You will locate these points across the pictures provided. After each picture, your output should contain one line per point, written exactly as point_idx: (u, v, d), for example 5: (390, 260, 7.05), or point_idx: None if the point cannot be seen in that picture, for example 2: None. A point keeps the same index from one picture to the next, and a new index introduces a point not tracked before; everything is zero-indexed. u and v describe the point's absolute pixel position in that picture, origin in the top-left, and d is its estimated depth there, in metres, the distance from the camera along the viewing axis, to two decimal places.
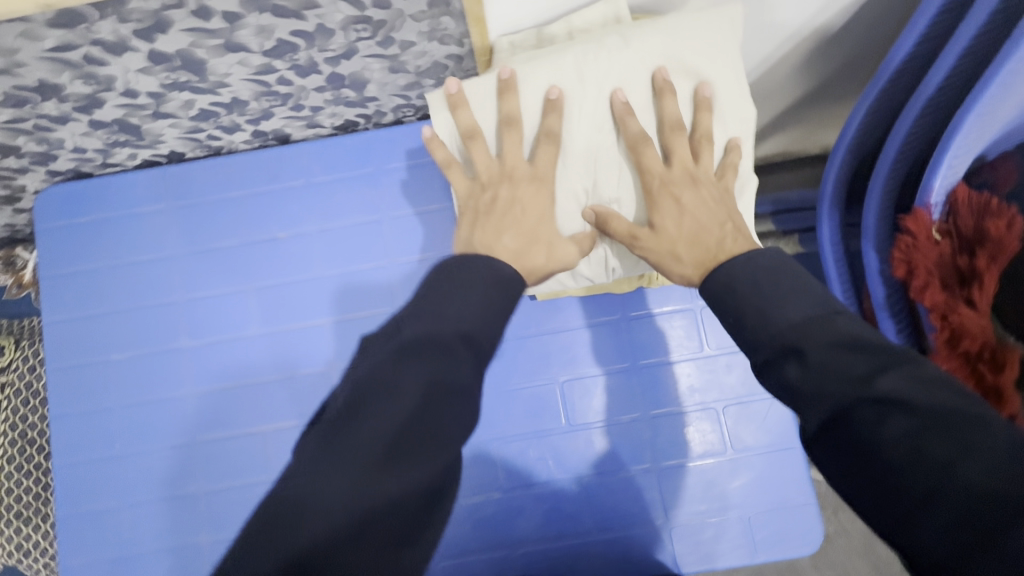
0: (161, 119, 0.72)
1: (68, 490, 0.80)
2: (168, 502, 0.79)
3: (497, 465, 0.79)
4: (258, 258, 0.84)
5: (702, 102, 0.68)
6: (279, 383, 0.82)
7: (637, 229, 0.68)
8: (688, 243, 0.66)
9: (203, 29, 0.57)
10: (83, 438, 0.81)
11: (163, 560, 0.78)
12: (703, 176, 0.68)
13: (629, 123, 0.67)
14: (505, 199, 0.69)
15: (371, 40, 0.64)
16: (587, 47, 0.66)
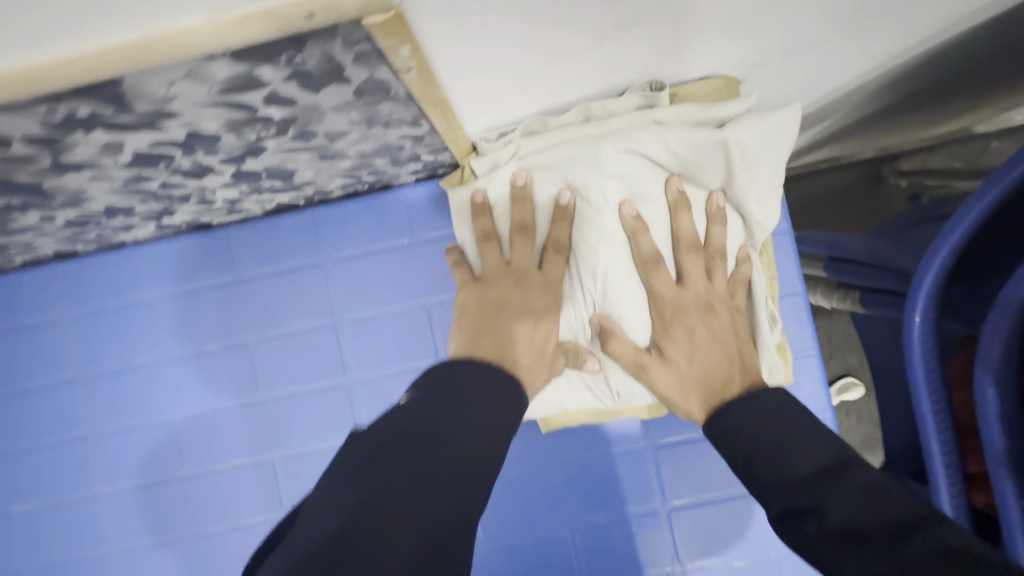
0: (20, 233, 0.53)
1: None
2: None
3: None
4: (185, 377, 0.67)
5: (716, 214, 0.50)
6: (222, 534, 0.66)
7: (643, 358, 0.50)
8: (702, 384, 0.49)
9: (9, 156, 0.37)
10: None
11: None
12: (717, 301, 0.51)
13: (641, 242, 0.49)
14: (525, 304, 0.51)
15: (282, 136, 0.44)
16: (587, 147, 0.48)
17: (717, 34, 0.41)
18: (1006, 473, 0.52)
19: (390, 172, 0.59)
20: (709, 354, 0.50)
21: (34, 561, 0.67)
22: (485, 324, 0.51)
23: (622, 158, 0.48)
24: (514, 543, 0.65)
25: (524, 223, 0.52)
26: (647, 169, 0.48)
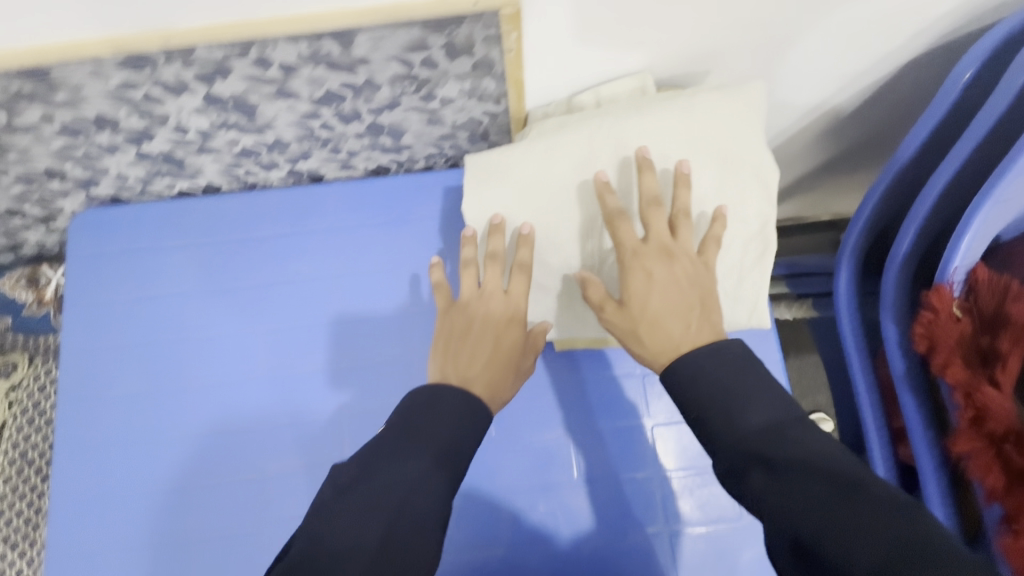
0: (204, 154, 0.75)
1: (64, 518, 0.78)
2: (152, 539, 0.78)
3: (503, 518, 0.77)
4: (282, 292, 0.85)
5: (682, 178, 0.63)
6: (289, 419, 0.81)
7: (609, 300, 0.63)
8: (650, 326, 0.60)
9: (260, 77, 0.61)
10: (92, 464, 0.80)
11: None
12: (677, 251, 0.62)
13: (607, 200, 0.64)
14: (484, 334, 0.65)
15: (416, 95, 0.68)
16: (605, 124, 0.65)
17: (692, 58, 0.67)
18: (906, 388, 0.70)
19: (464, 147, 0.83)
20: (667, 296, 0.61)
21: (133, 428, 0.81)
22: (452, 347, 0.64)
23: (632, 138, 0.65)
24: (526, 445, 0.79)
25: (495, 253, 0.67)
26: (644, 135, 0.64)
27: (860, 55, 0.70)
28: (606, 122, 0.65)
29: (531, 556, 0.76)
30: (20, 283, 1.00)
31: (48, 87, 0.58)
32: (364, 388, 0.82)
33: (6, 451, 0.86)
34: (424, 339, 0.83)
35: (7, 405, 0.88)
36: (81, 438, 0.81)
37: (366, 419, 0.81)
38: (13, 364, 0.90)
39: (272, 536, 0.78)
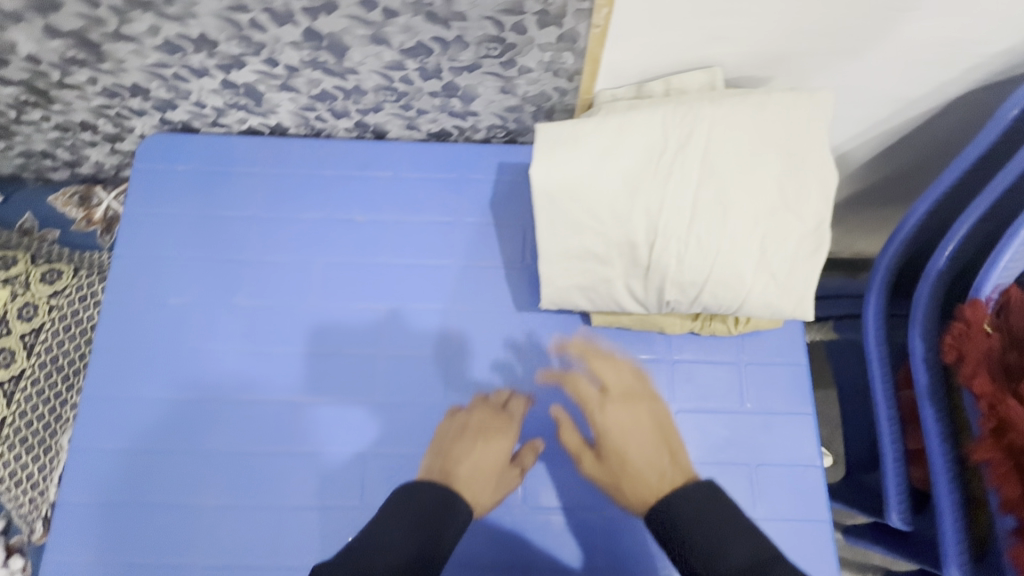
0: (284, 91, 0.79)
1: (87, 423, 0.77)
2: (171, 456, 0.77)
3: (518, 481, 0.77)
4: (333, 236, 0.85)
5: (605, 357, 0.74)
6: (323, 359, 0.81)
7: (584, 452, 0.73)
8: (633, 477, 0.67)
9: (361, 19, 0.65)
10: (124, 374, 0.79)
11: (143, 516, 0.75)
12: (638, 395, 0.72)
13: (579, 385, 0.73)
14: (476, 443, 0.71)
15: (498, 59, 0.72)
16: (680, 107, 0.64)
17: (761, 61, 0.71)
18: (928, 401, 0.72)
19: (526, 123, 0.87)
20: (644, 454, 0.68)
21: (171, 346, 0.80)
22: (453, 460, 0.70)
23: (707, 124, 0.63)
24: (543, 417, 0.78)
25: (498, 405, 0.76)
26: (710, 119, 0.63)
27: (915, 82, 0.74)
28: (682, 105, 0.64)
29: (537, 523, 0.75)
30: (73, 201, 1.04)
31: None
32: (400, 339, 0.82)
33: (37, 354, 0.87)
34: (463, 301, 0.83)
35: (45, 309, 0.89)
36: (114, 346, 0.80)
37: (397, 369, 0.81)
38: (56, 272, 0.92)
39: (289, 471, 0.77)
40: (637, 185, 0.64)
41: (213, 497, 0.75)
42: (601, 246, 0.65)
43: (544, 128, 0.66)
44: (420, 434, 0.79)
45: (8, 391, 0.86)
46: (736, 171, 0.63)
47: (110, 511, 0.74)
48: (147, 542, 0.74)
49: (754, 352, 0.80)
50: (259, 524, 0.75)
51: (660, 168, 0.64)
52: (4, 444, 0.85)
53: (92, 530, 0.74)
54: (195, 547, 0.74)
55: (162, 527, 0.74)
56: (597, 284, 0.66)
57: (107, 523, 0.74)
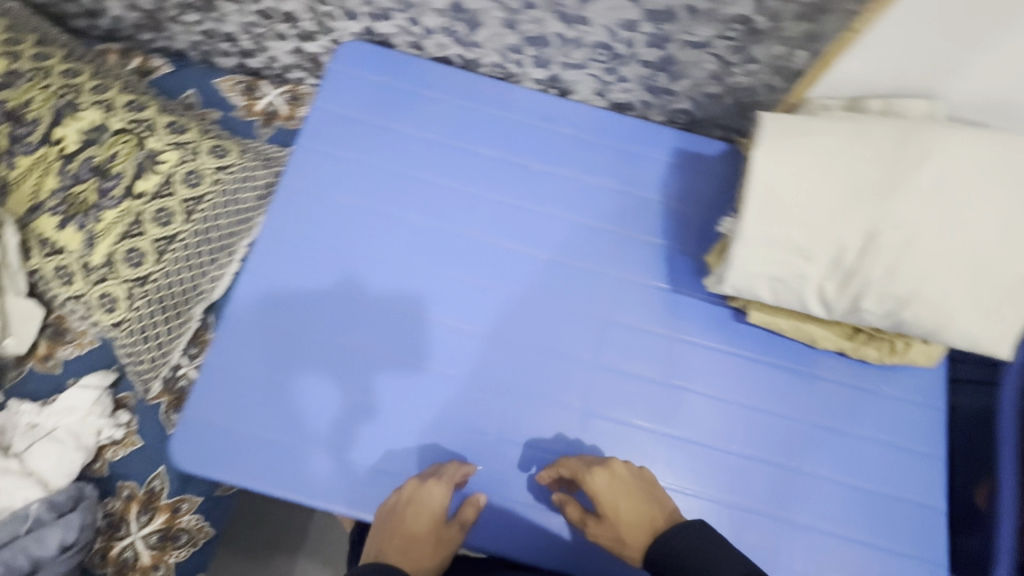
0: (502, 27, 0.81)
1: (248, 302, 0.80)
2: (320, 345, 0.80)
3: (640, 452, 0.79)
4: (506, 176, 0.88)
5: (595, 461, 0.75)
6: (475, 289, 0.83)
7: (588, 517, 0.73)
8: (633, 530, 0.70)
9: None
10: (290, 259, 0.82)
11: (284, 394, 0.78)
12: (619, 466, 0.74)
13: (567, 466, 0.75)
14: (406, 516, 0.71)
15: (730, 42, 0.73)
16: (919, 127, 0.64)
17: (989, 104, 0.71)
18: None
19: (711, 112, 0.88)
20: (632, 511, 0.71)
21: (337, 242, 0.83)
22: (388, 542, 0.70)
23: (950, 148, 0.63)
24: (675, 397, 0.81)
25: (421, 478, 0.73)
26: (950, 145, 0.63)
27: None
28: (924, 125, 0.64)
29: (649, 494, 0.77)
30: (237, 88, 1.06)
31: None
32: (551, 288, 0.84)
33: (194, 221, 0.87)
34: (618, 267, 0.85)
35: (209, 180, 0.89)
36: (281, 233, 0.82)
37: (542, 317, 0.83)
38: (223, 150, 0.92)
39: (425, 386, 0.80)
40: (858, 192, 0.64)
41: (351, 397, 0.78)
42: (810, 240, 0.65)
43: (771, 119, 0.67)
44: (553, 383, 0.81)
45: (158, 249, 0.86)
46: (970, 201, 0.62)
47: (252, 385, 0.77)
48: (284, 419, 0.77)
49: (897, 386, 0.81)
50: (391, 428, 0.77)
51: (892, 179, 0.63)
52: (143, 299, 0.85)
53: (234, 400, 0.77)
54: (330, 437, 0.76)
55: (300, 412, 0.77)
56: (790, 277, 0.67)
57: (249, 393, 0.77)
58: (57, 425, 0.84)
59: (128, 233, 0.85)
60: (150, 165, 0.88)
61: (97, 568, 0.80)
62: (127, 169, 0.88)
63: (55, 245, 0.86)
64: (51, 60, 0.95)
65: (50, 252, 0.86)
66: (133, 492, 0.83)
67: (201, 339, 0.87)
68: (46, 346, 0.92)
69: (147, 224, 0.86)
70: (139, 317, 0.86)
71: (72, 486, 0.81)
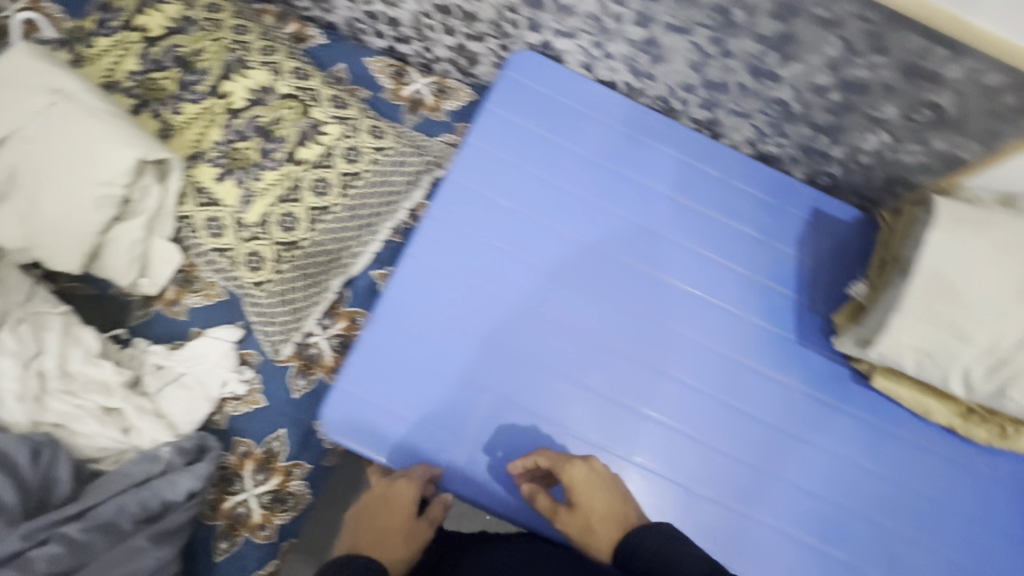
0: (687, 67, 0.84)
1: (403, 281, 0.82)
2: (465, 335, 0.83)
3: (752, 490, 0.83)
4: (653, 206, 0.92)
5: (569, 457, 0.77)
6: (613, 307, 0.88)
7: (559, 506, 0.75)
8: (600, 520, 0.72)
9: (842, 47, 0.70)
10: (448, 248, 0.84)
11: (427, 376, 0.80)
12: (594, 463, 0.76)
13: (538, 458, 0.76)
14: (379, 513, 0.73)
15: (913, 125, 0.76)
16: None
17: None
18: None
19: (855, 179, 0.92)
20: (598, 506, 0.73)
21: (491, 239, 0.86)
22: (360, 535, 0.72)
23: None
24: (788, 443, 0.85)
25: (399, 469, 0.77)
26: None
27: None
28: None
29: (758, 530, 0.81)
30: (386, 71, 1.08)
31: None
32: (681, 318, 0.89)
33: (348, 196, 0.89)
34: (747, 310, 0.89)
35: (367, 159, 0.91)
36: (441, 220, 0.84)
37: (671, 344, 0.88)
38: (380, 131, 0.94)
39: (558, 391, 0.83)
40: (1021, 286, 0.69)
41: (492, 390, 0.81)
42: (972, 324, 0.70)
43: (945, 203, 0.72)
44: (675, 408, 0.85)
45: (311, 218, 0.88)
46: None
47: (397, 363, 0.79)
48: (424, 401, 0.79)
49: (995, 468, 0.85)
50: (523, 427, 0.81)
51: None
52: (289, 264, 0.87)
53: (378, 375, 0.79)
54: (470, 426, 0.80)
55: (439, 398, 0.81)
56: (942, 355, 0.72)
57: (393, 371, 0.80)
58: (185, 373, 0.85)
59: (286, 197, 0.87)
60: (313, 135, 0.90)
61: (208, 519, 0.81)
62: (290, 134, 0.89)
63: (210, 196, 0.87)
64: (221, 13, 0.96)
65: (204, 202, 0.87)
66: (249, 449, 0.85)
67: (336, 312, 0.90)
68: (174, 292, 0.92)
69: (305, 191, 0.88)
70: (282, 281, 0.87)
71: (196, 434, 0.82)
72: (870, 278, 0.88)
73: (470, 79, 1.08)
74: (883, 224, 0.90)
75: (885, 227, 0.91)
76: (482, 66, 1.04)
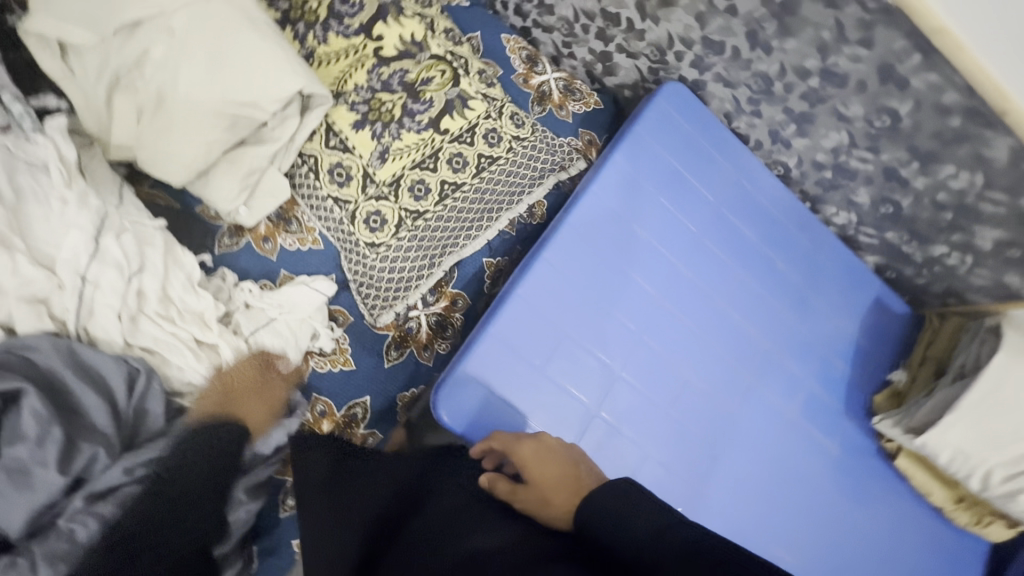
0: (828, 148, 0.90)
1: (531, 285, 0.82)
2: (579, 348, 0.84)
3: (791, 537, 0.92)
4: (759, 262, 0.97)
5: (521, 435, 0.74)
6: (712, 351, 0.92)
7: (516, 486, 0.69)
8: (554, 490, 0.67)
9: (982, 179, 0.79)
10: (577, 260, 0.85)
11: (539, 381, 0.82)
12: (544, 437, 0.73)
13: (494, 440, 0.74)
14: (231, 399, 0.70)
15: (1001, 256, 0.88)
16: None
17: None
18: None
19: (917, 281, 1.04)
20: (548, 476, 0.69)
21: (618, 260, 0.88)
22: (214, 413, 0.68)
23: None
24: (821, 500, 0.95)
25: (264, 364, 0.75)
26: None
27: None
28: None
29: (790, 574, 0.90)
30: (520, 53, 1.04)
31: (903, 69, 0.73)
32: (764, 373, 0.95)
33: (480, 179, 0.87)
34: (813, 377, 0.98)
35: (505, 145, 0.89)
36: (576, 232, 0.86)
37: (751, 395, 0.93)
38: (519, 119, 0.92)
39: (652, 419, 0.86)
40: None
41: (596, 408, 0.84)
42: (1004, 435, 0.83)
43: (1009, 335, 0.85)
44: (744, 454, 0.91)
45: (441, 192, 0.85)
46: None
47: (512, 364, 0.81)
48: (531, 405, 0.81)
49: (963, 547, 1.01)
50: (620, 448, 0.84)
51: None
52: (409, 233, 0.84)
53: (493, 372, 0.80)
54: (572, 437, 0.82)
55: (546, 405, 0.82)
56: (974, 456, 0.85)
57: (506, 370, 0.80)
58: (276, 318, 0.80)
59: (422, 165, 0.84)
60: (459, 107, 0.86)
61: (279, 473, 0.77)
62: (438, 100, 0.85)
63: (344, 142, 0.82)
64: None
65: (336, 146, 0.82)
66: (328, 409, 0.82)
67: (439, 291, 0.88)
68: (267, 228, 0.86)
69: (441, 163, 0.85)
70: (398, 248, 0.84)
71: (282, 386, 0.78)
72: (911, 369, 1.00)
73: (598, 87, 1.08)
74: (931, 326, 1.03)
75: (931, 328, 1.03)
76: (618, 79, 1.04)
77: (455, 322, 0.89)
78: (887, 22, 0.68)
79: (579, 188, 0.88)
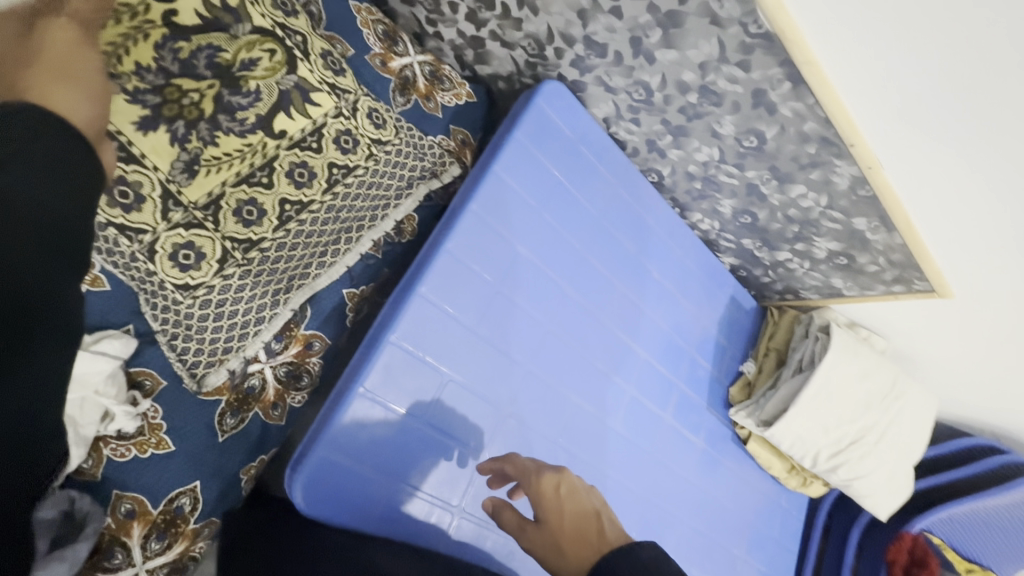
0: (699, 161, 0.91)
1: (407, 324, 0.70)
2: (465, 391, 0.75)
3: (674, 538, 0.96)
4: (637, 273, 0.97)
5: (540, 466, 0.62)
6: (597, 370, 0.90)
7: (527, 521, 0.58)
8: (570, 537, 0.54)
9: (827, 199, 0.85)
10: (459, 290, 0.75)
11: (423, 436, 0.71)
12: (567, 472, 0.61)
13: (509, 465, 0.64)
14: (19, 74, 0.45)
15: (830, 261, 0.99)
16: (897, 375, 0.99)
17: None
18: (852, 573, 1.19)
19: (763, 280, 1.14)
20: (566, 518, 0.56)
21: (504, 285, 0.80)
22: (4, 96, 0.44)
23: (909, 399, 1.00)
24: (694, 493, 1.01)
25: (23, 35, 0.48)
26: (904, 382, 1.00)
27: None
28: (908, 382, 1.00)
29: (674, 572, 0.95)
30: (374, 29, 0.86)
31: (773, 95, 0.73)
32: (642, 383, 0.96)
33: (332, 195, 0.70)
34: (684, 378, 1.03)
35: (362, 151, 0.73)
36: (457, 258, 0.75)
37: (632, 407, 0.95)
38: (378, 118, 0.76)
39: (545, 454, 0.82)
40: (860, 400, 0.97)
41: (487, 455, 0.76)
42: (830, 421, 0.96)
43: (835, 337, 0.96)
44: (630, 467, 0.93)
45: (281, 215, 0.67)
46: (904, 423, 0.99)
47: (388, 420, 0.68)
48: (415, 465, 0.70)
49: (793, 504, 1.19)
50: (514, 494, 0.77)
51: (884, 405, 0.98)
52: (240, 269, 0.65)
53: (365, 434, 0.67)
54: (462, 494, 0.73)
55: (433, 463, 0.71)
56: (808, 442, 0.97)
57: (382, 430, 0.68)
58: None
59: (250, 179, 0.65)
60: (299, 103, 0.67)
61: None
62: (266, 91, 0.65)
63: (127, 147, 0.59)
64: None
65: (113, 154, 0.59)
66: (140, 507, 0.61)
67: (288, 336, 0.70)
68: None
69: (278, 176, 0.66)
70: (225, 288, 0.65)
71: (59, 493, 0.56)
72: (757, 359, 1.11)
73: (469, 75, 0.95)
74: (772, 320, 1.15)
75: (772, 321, 1.15)
76: (490, 70, 0.92)
77: (311, 370, 0.73)
78: (766, 47, 0.67)
79: (456, 205, 0.77)
